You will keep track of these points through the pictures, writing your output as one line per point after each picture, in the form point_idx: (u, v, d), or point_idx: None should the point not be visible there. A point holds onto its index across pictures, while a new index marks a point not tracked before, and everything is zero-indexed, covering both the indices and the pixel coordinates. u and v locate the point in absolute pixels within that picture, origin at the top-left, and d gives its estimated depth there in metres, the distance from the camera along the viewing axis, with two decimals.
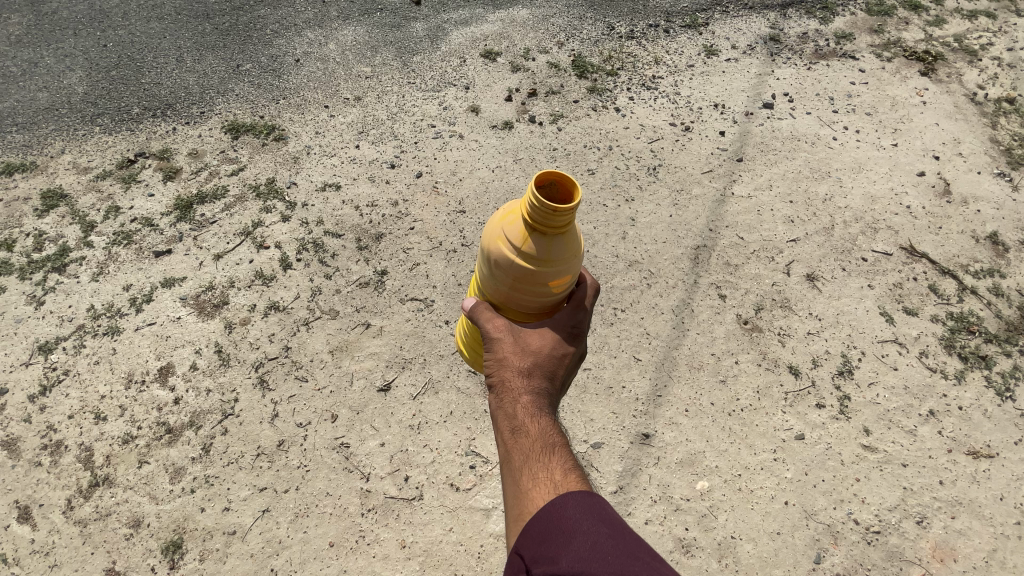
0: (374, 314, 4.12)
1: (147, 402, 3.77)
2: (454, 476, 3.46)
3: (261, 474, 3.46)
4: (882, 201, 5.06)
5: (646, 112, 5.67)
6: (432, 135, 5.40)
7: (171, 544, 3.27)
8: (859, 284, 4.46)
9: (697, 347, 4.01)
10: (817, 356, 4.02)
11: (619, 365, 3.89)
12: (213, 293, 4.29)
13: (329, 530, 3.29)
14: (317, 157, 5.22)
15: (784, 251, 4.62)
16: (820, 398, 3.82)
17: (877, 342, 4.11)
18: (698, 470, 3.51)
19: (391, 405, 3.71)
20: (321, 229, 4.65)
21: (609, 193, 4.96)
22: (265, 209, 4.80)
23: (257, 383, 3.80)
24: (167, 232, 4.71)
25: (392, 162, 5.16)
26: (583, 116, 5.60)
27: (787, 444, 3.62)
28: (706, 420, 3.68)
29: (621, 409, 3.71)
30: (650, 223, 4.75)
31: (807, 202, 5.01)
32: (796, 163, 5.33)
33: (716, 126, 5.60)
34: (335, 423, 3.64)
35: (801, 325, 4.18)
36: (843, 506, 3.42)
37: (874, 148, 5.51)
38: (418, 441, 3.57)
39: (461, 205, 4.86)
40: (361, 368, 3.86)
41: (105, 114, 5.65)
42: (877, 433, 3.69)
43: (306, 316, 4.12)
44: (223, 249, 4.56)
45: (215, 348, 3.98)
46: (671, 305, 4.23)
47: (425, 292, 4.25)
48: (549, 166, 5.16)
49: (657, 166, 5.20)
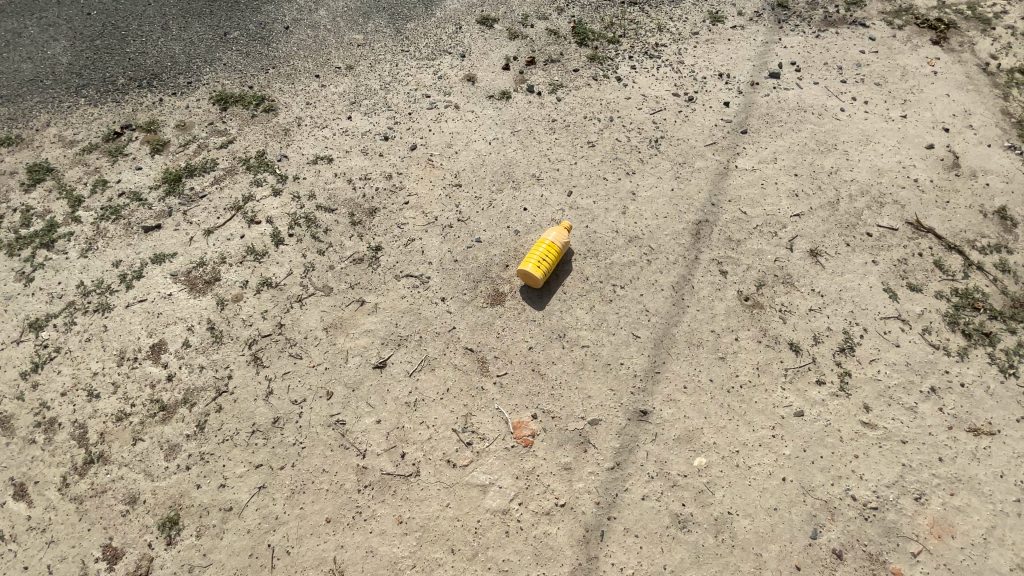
0: (369, 291, 4.05)
1: (140, 379, 3.73)
2: (451, 453, 3.39)
3: (255, 451, 3.41)
4: (889, 174, 4.94)
5: (648, 82, 5.49)
6: (427, 106, 5.23)
7: (167, 521, 3.24)
8: (862, 260, 4.38)
9: (697, 324, 3.95)
10: (819, 333, 3.96)
11: (618, 341, 3.85)
12: (205, 270, 4.21)
13: (325, 506, 3.23)
14: (309, 129, 5.08)
15: (788, 226, 4.52)
16: (820, 374, 3.78)
17: (880, 319, 4.06)
18: (697, 447, 3.44)
19: (387, 382, 3.65)
20: (313, 204, 4.53)
21: (609, 166, 4.83)
22: (255, 183, 4.68)
23: (250, 360, 3.75)
24: (156, 207, 4.62)
25: (386, 134, 5.01)
26: (583, 86, 5.41)
27: (788, 421, 3.58)
28: (704, 397, 3.63)
29: (619, 385, 3.67)
30: (651, 197, 4.63)
31: (812, 176, 4.89)
32: (802, 135, 5.18)
33: (720, 97, 5.43)
34: (330, 400, 3.57)
35: (803, 301, 4.11)
36: (841, 483, 3.39)
37: (882, 119, 5.35)
38: (414, 418, 3.51)
39: (457, 178, 4.72)
40: (356, 346, 3.80)
41: (89, 85, 5.47)
42: (877, 409, 3.67)
43: (299, 293, 4.04)
44: (214, 224, 4.46)
45: (207, 325, 3.92)
46: (671, 281, 4.16)
47: (421, 269, 4.17)
48: (547, 138, 5.00)
49: (659, 138, 5.05)
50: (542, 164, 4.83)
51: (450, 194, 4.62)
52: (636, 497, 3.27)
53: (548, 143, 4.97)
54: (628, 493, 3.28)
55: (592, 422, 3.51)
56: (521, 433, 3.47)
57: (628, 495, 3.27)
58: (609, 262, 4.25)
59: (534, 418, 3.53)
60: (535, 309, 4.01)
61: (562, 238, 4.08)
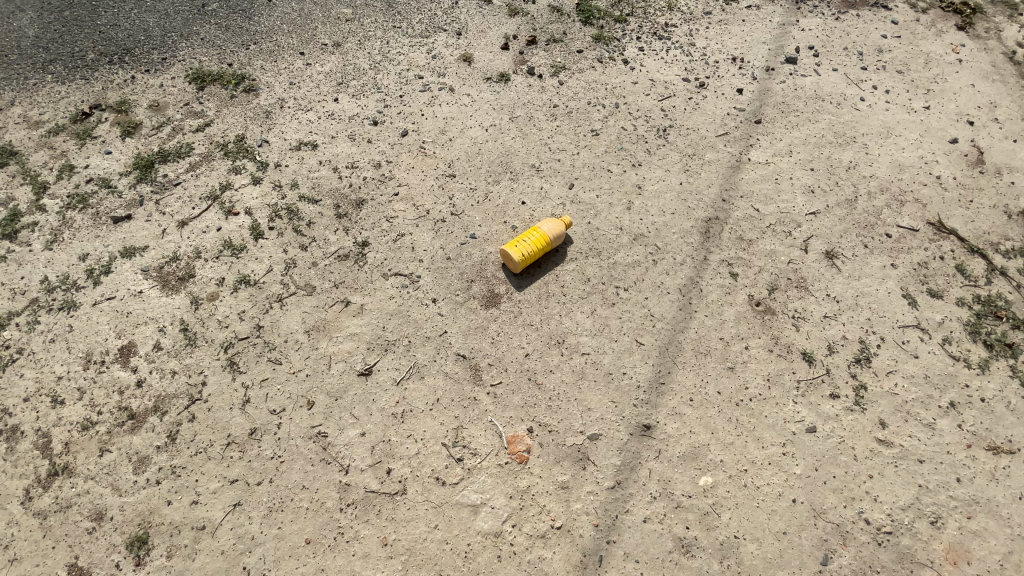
0: (354, 291, 3.78)
1: (108, 385, 3.48)
2: (441, 470, 3.17)
3: (231, 465, 3.19)
4: (909, 170, 4.65)
5: (657, 66, 5.14)
6: (419, 88, 4.87)
7: (136, 540, 3.02)
8: (880, 262, 4.13)
9: (705, 331, 3.71)
10: (833, 342, 3.73)
11: (620, 349, 3.61)
12: (178, 265, 3.92)
13: (305, 526, 3.01)
14: (292, 111, 4.73)
15: (802, 225, 4.25)
16: (834, 387, 3.56)
17: (897, 327, 3.83)
18: (703, 465, 3.24)
19: (373, 391, 3.41)
20: (296, 194, 4.22)
21: (614, 157, 4.51)
22: (234, 170, 4.37)
23: (226, 365, 3.50)
24: (127, 195, 4.30)
25: (375, 118, 4.67)
26: (587, 68, 5.06)
27: (798, 437, 3.37)
28: (712, 411, 3.41)
29: (620, 397, 3.44)
30: (659, 191, 4.34)
31: (829, 170, 4.60)
32: (818, 127, 4.88)
33: (733, 83, 5.10)
34: (311, 410, 3.34)
35: (818, 308, 3.86)
36: (854, 505, 3.21)
37: (904, 111, 5.04)
38: (402, 431, 3.28)
39: (451, 167, 4.40)
40: (340, 351, 3.54)
41: (57, 60, 5.07)
42: (893, 426, 3.47)
43: (280, 292, 3.77)
44: (189, 215, 4.15)
45: (181, 326, 3.66)
46: (678, 284, 3.90)
47: (411, 267, 3.89)
48: (548, 125, 4.67)
49: (668, 127, 4.72)
50: (543, 154, 4.51)
51: (443, 185, 4.31)
52: (637, 519, 3.07)
53: (548, 130, 4.65)
54: (629, 515, 3.08)
55: (591, 437, 3.30)
56: (516, 448, 3.25)
57: (629, 517, 3.07)
58: (612, 262, 3.97)
59: (530, 432, 3.31)
60: (532, 312, 3.75)
61: (556, 231, 3.89)
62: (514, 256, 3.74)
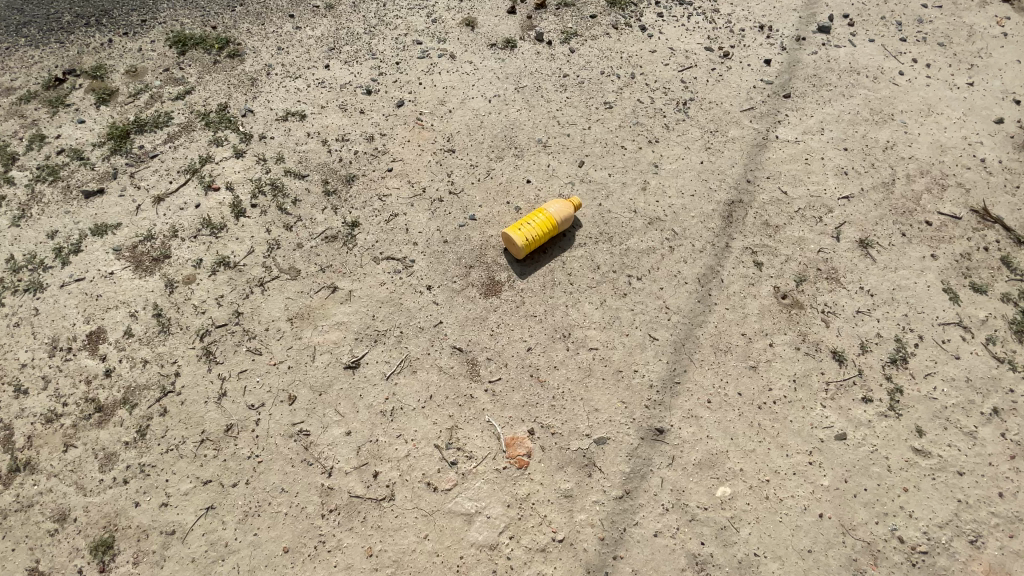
0: (342, 276, 3.47)
1: (74, 374, 3.20)
2: (432, 474, 2.90)
3: (204, 465, 2.94)
4: (951, 152, 4.24)
5: (677, 34, 4.71)
6: (418, 54, 4.48)
7: (100, 544, 2.79)
8: (919, 253, 3.76)
9: (725, 325, 3.38)
10: (867, 340, 3.39)
11: (632, 344, 3.29)
12: (153, 245, 3.61)
13: (282, 533, 2.76)
14: (279, 79, 4.35)
15: (834, 210, 3.87)
16: (866, 390, 3.24)
17: (937, 325, 3.48)
18: (720, 474, 2.94)
19: (360, 385, 3.12)
20: (281, 168, 3.88)
21: (629, 132, 4.13)
22: (215, 142, 4.01)
23: (202, 355, 3.21)
24: (100, 167, 3.98)
25: (369, 86, 4.29)
26: (601, 35, 4.63)
27: (826, 445, 3.07)
28: (731, 414, 3.10)
29: (631, 398, 3.13)
30: (677, 170, 3.96)
31: (864, 150, 4.19)
32: (854, 103, 4.45)
33: (760, 54, 4.66)
34: (293, 406, 3.06)
35: (850, 302, 3.51)
36: (886, 521, 2.91)
37: (946, 87, 4.59)
38: (391, 430, 3.00)
39: (450, 142, 4.04)
40: (325, 341, 3.25)
41: (29, 21, 4.71)
42: (930, 434, 3.15)
43: (261, 275, 3.46)
44: (165, 190, 3.83)
45: (154, 311, 3.37)
46: (697, 273, 3.56)
47: (404, 250, 3.57)
48: (557, 97, 4.28)
49: (688, 100, 4.32)
50: (550, 128, 4.13)
51: (441, 160, 3.95)
52: (647, 533, 2.79)
53: (557, 102, 4.25)
54: (638, 528, 2.80)
55: (598, 441, 3.00)
56: (516, 452, 2.97)
57: (638, 530, 2.79)
58: (624, 249, 3.63)
59: (530, 434, 3.02)
60: (536, 302, 3.42)
61: (564, 214, 3.54)
62: (516, 241, 3.41)
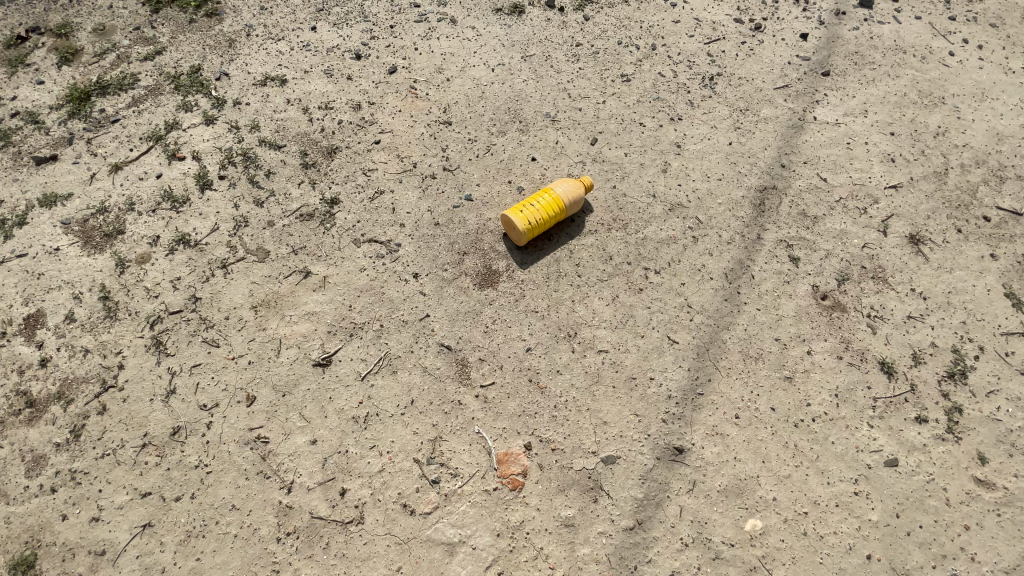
0: (317, 259, 3.04)
1: (5, 364, 2.78)
2: (410, 495, 2.48)
3: (146, 473, 2.53)
4: (1010, 141, 3.60)
5: (703, 3, 4.21)
6: (415, 18, 4.02)
7: (17, 564, 2.36)
8: (978, 251, 3.21)
9: (755, 329, 2.92)
10: (920, 350, 2.91)
11: (647, 348, 2.85)
12: (106, 219, 3.18)
13: (231, 559, 2.36)
14: (260, 40, 3.88)
15: (881, 201, 3.37)
16: (920, 409, 2.77)
17: (1000, 335, 2.97)
18: (748, 504, 2.50)
19: (330, 386, 2.71)
20: (255, 138, 3.44)
21: (648, 109, 3.66)
22: (183, 107, 3.56)
23: (151, 346, 2.80)
24: (56, 133, 3.50)
25: (358, 50, 3.84)
26: (618, 3, 4.15)
27: (873, 473, 2.61)
28: (762, 433, 2.66)
29: (645, 410, 2.69)
30: (702, 151, 3.50)
31: (913, 136, 3.62)
32: (900, 83, 3.84)
33: (797, 27, 4.10)
34: (252, 408, 2.65)
35: (900, 305, 3.04)
36: (945, 566, 2.45)
37: (1000, 70, 3.90)
38: (363, 441, 2.59)
39: (447, 113, 3.59)
40: (293, 334, 2.83)
41: None
42: (995, 462, 2.67)
43: (225, 256, 3.03)
44: (125, 158, 3.39)
45: (100, 293, 2.94)
46: (723, 268, 3.10)
47: (389, 233, 3.13)
48: (569, 67, 3.82)
49: (715, 75, 3.85)
50: (560, 101, 3.67)
51: (436, 134, 3.51)
52: (661, 573, 2.36)
53: (568, 73, 3.80)
54: (650, 566, 2.37)
55: (605, 460, 2.57)
56: (509, 471, 2.54)
57: (650, 569, 2.36)
58: (641, 238, 3.17)
59: (526, 450, 2.59)
60: (538, 296, 2.98)
61: (573, 195, 3.09)
62: (517, 224, 2.96)
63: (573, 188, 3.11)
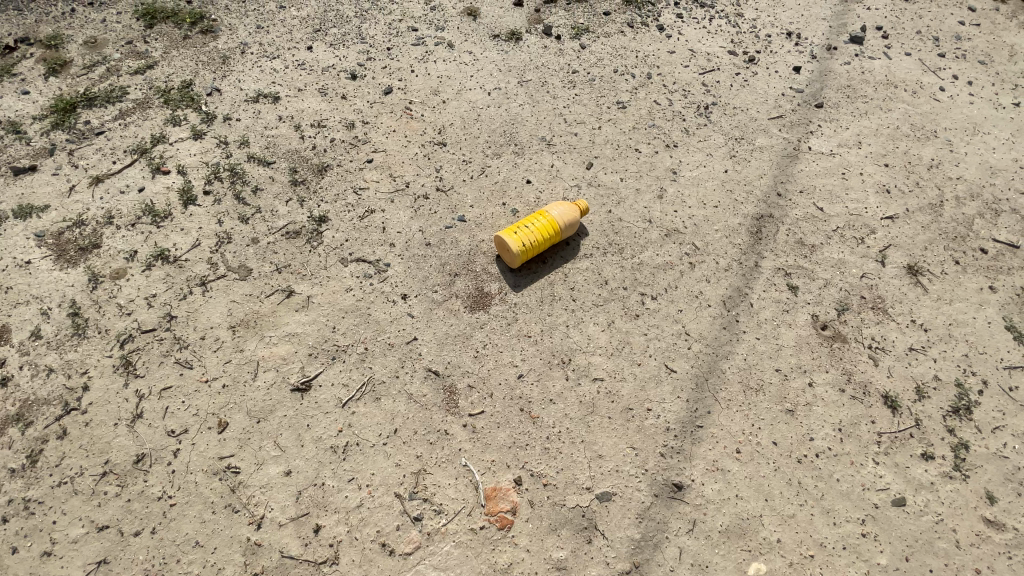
0: (301, 279, 2.92)
1: None
2: (390, 533, 2.31)
3: (103, 505, 2.33)
4: (1003, 175, 3.62)
5: (698, 35, 4.27)
6: (412, 41, 4.02)
7: None
8: (976, 283, 3.17)
9: (755, 359, 2.82)
10: (923, 383, 2.82)
11: (644, 377, 2.73)
12: (82, 232, 3.04)
13: None
14: (254, 58, 3.85)
15: (877, 231, 3.34)
16: (926, 445, 2.65)
17: (1003, 369, 2.88)
18: (750, 546, 2.36)
19: (309, 413, 2.55)
20: (244, 154, 3.36)
21: (644, 135, 3.65)
22: (172, 121, 3.48)
23: (120, 366, 2.63)
24: (36, 143, 3.38)
25: (354, 71, 3.82)
26: (615, 33, 4.20)
27: (881, 513, 2.48)
28: (764, 469, 2.53)
29: (642, 443, 2.56)
30: (698, 178, 3.48)
31: (908, 168, 3.63)
32: (892, 116, 3.88)
33: (789, 61, 4.16)
34: (223, 435, 2.49)
35: (901, 337, 2.96)
36: None
37: (990, 106, 3.97)
38: (342, 473, 2.42)
39: (441, 135, 3.55)
40: (272, 356, 2.69)
41: None
42: (1005, 502, 2.54)
43: (205, 273, 2.91)
44: (107, 170, 3.28)
45: (70, 309, 2.78)
46: (721, 295, 3.02)
47: (378, 252, 3.03)
48: (565, 93, 3.82)
49: (710, 104, 3.86)
50: (556, 126, 3.65)
51: (430, 154, 3.45)
52: None
53: (565, 99, 3.79)
54: None
55: (599, 497, 2.42)
56: (497, 508, 2.38)
57: None
58: (637, 263, 3.10)
59: (516, 485, 2.44)
60: (531, 320, 2.87)
61: (569, 219, 3.02)
62: (510, 245, 2.88)
63: (569, 212, 3.04)
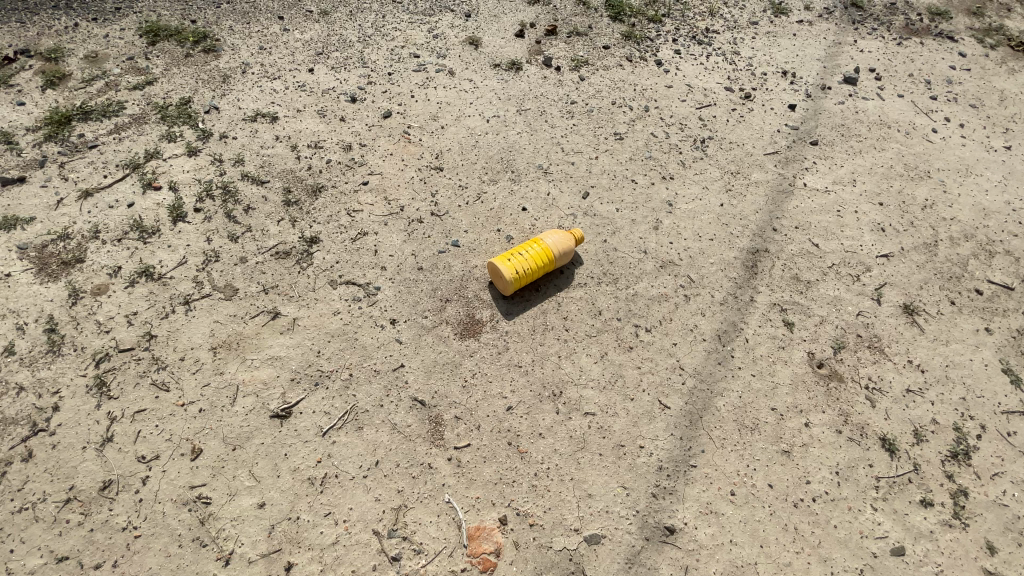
0: (288, 300, 2.85)
1: None
2: (365, 574, 2.19)
3: (65, 534, 2.20)
4: (996, 217, 3.64)
5: (695, 71, 4.33)
6: (414, 67, 4.06)
7: None
8: (972, 325, 3.15)
9: (751, 397, 2.76)
10: (921, 427, 2.75)
11: (636, 413, 2.65)
12: (66, 245, 2.97)
13: None
14: (254, 78, 3.86)
15: (873, 269, 3.32)
16: (925, 492, 2.57)
17: (1000, 414, 2.83)
18: None
19: (288, 442, 2.45)
20: (238, 172, 3.34)
21: (641, 166, 3.66)
22: (167, 136, 3.46)
23: (94, 386, 2.53)
24: (28, 154, 3.34)
25: (354, 94, 3.84)
26: (613, 66, 4.26)
27: (879, 563, 2.38)
28: (758, 512, 2.44)
29: (633, 482, 2.47)
30: (694, 211, 3.47)
31: (903, 207, 3.64)
32: (886, 156, 3.92)
33: (784, 98, 4.22)
34: (196, 462, 2.38)
35: (898, 378, 2.90)
36: None
37: (982, 148, 4.03)
38: (318, 507, 2.31)
39: (439, 159, 3.54)
40: (253, 380, 2.60)
41: None
42: (1006, 553, 2.45)
43: (189, 291, 2.84)
44: (97, 184, 3.23)
45: (47, 325, 2.69)
46: (715, 330, 2.97)
47: (368, 275, 2.97)
48: (564, 123, 3.85)
49: (707, 138, 3.90)
50: (553, 155, 3.66)
51: (426, 178, 3.44)
52: None
53: (562, 128, 3.82)
54: None
55: (587, 539, 2.32)
56: (480, 549, 2.28)
57: None
58: (631, 294, 3.06)
59: (501, 524, 2.33)
60: (522, 349, 2.80)
61: (563, 246, 2.99)
62: (504, 272, 2.83)
63: (565, 240, 3.01)
